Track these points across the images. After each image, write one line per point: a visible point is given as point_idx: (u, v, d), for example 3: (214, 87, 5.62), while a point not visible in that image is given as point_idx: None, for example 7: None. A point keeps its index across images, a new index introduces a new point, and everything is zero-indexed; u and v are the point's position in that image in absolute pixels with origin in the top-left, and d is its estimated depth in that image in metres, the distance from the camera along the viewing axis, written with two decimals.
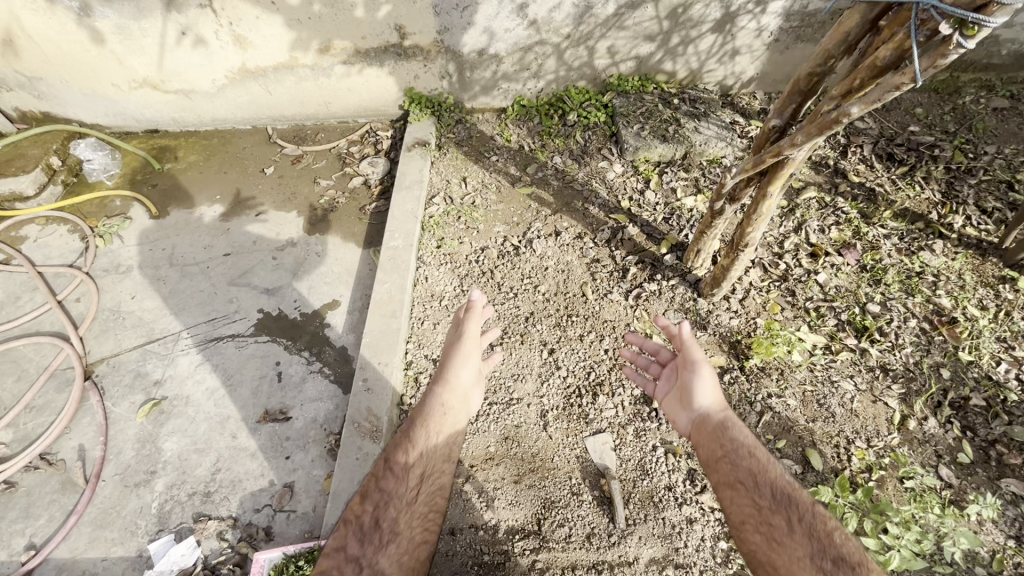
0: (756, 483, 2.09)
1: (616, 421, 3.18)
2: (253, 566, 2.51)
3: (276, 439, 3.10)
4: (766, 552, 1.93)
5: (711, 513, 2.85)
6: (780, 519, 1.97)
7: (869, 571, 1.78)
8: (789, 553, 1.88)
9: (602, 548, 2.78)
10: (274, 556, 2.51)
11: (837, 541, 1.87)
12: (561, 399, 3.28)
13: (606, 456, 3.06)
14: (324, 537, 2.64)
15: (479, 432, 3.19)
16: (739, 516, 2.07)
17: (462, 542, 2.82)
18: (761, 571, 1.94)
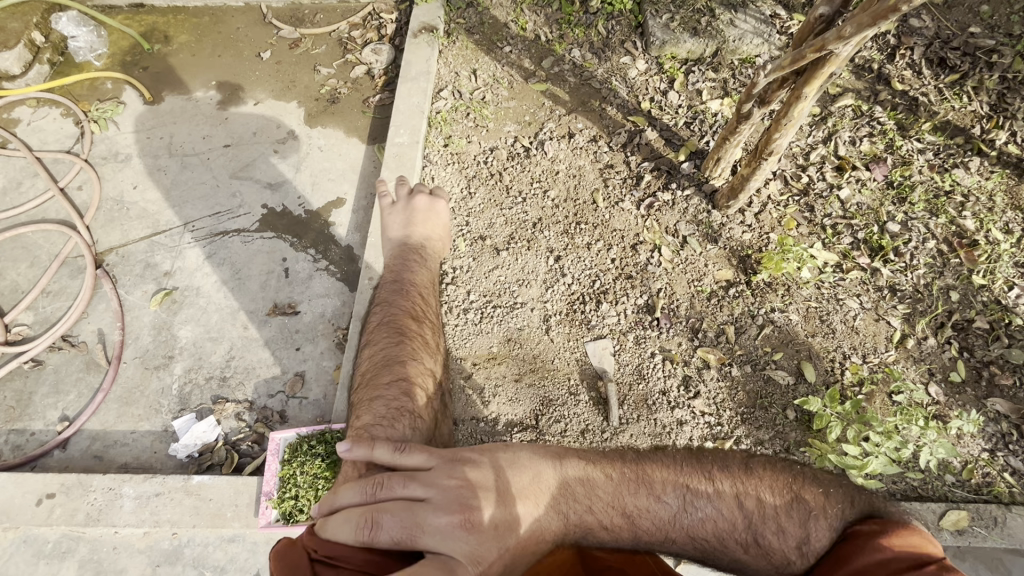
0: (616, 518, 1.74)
1: (617, 328, 3.25)
2: (270, 444, 2.69)
3: (286, 331, 3.20)
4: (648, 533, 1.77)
5: (700, 416, 3.02)
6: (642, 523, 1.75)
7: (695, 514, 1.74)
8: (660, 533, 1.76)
9: (594, 442, 2.95)
10: (291, 436, 2.69)
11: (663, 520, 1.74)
12: (565, 306, 3.31)
13: (606, 361, 3.15)
14: (334, 423, 2.78)
15: (482, 333, 3.26)
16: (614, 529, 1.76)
17: (464, 432, 2.98)
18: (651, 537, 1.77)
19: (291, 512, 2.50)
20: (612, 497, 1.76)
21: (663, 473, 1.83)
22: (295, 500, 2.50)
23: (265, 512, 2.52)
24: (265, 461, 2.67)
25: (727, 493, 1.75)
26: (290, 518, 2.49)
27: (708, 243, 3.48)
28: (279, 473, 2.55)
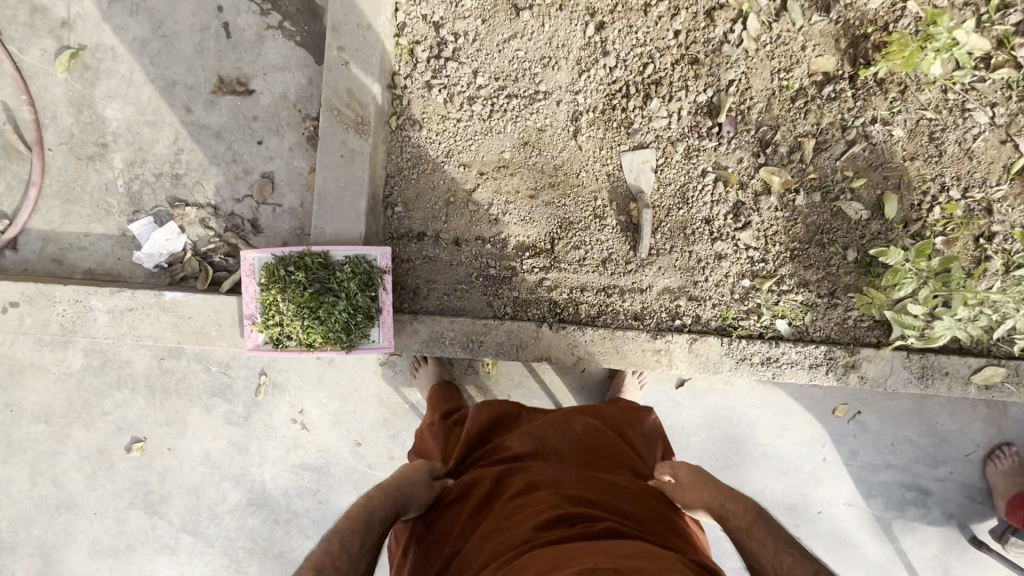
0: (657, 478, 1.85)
1: (665, 135, 2.54)
2: (243, 263, 2.31)
3: (242, 118, 2.50)
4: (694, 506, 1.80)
5: (745, 251, 2.57)
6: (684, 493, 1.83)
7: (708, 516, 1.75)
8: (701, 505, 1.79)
9: (616, 274, 2.57)
10: (267, 257, 2.30)
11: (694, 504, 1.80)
12: (600, 100, 2.53)
13: (646, 174, 2.53)
14: (314, 241, 2.35)
15: (492, 134, 2.55)
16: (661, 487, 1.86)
17: (468, 254, 2.57)
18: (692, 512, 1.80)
19: (279, 336, 2.30)
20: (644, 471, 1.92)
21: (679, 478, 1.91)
22: (281, 327, 2.27)
23: (251, 335, 2.32)
24: (241, 280, 2.34)
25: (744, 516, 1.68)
26: (278, 343, 2.30)
27: (817, 12, 2.50)
28: (259, 299, 2.26)
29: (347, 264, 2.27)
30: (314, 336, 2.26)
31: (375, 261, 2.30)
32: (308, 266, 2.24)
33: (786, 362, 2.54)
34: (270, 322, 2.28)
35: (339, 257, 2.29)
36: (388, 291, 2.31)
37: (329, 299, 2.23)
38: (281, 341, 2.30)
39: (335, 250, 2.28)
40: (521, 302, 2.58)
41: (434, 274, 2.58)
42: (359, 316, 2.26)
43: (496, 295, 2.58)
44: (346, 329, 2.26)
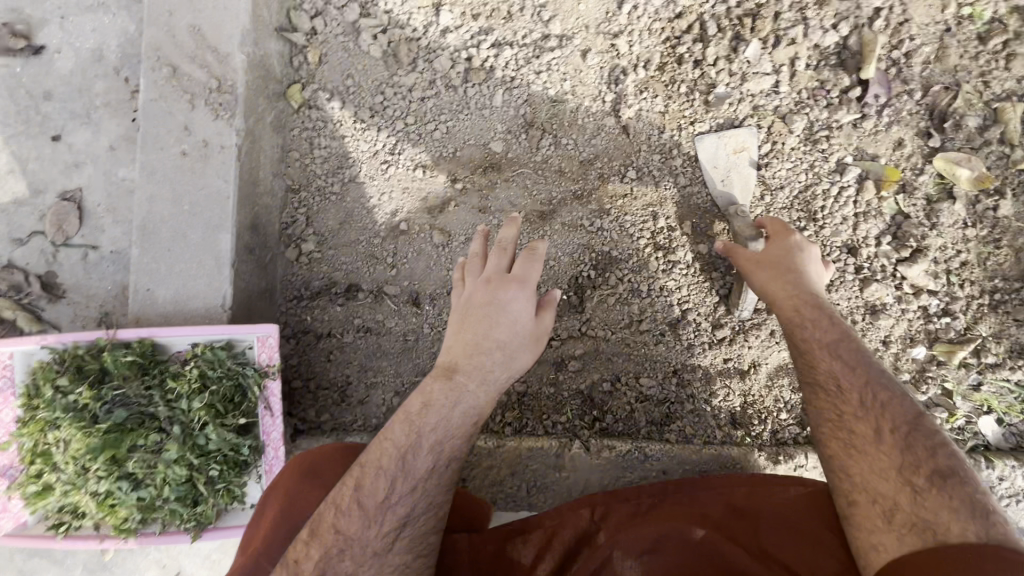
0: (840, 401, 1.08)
1: (768, 105, 1.47)
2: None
3: (23, 95, 1.41)
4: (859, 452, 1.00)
5: (914, 300, 1.49)
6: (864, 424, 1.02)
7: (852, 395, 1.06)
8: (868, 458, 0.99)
9: (697, 346, 1.47)
10: (33, 353, 1.15)
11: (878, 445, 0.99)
12: (655, 49, 1.46)
13: (744, 168, 1.46)
14: (130, 317, 1.21)
15: (471, 110, 1.45)
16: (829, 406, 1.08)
17: (434, 319, 1.47)
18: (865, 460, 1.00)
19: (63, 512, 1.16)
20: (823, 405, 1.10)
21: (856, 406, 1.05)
22: (61, 495, 1.13)
23: (8, 509, 1.15)
24: None
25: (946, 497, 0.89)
26: (59, 527, 1.15)
27: None
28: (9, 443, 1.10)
29: (191, 365, 1.14)
30: (126, 513, 1.12)
31: (249, 351, 1.18)
32: (110, 376, 1.10)
33: (1006, 493, 1.43)
34: (39, 486, 1.13)
35: (180, 349, 1.17)
36: (277, 411, 1.19)
37: (151, 439, 1.10)
38: (61, 523, 1.14)
39: (167, 337, 1.15)
40: (532, 400, 1.48)
41: (376, 360, 1.46)
42: (216, 468, 1.13)
43: None
44: (189, 496, 1.12)
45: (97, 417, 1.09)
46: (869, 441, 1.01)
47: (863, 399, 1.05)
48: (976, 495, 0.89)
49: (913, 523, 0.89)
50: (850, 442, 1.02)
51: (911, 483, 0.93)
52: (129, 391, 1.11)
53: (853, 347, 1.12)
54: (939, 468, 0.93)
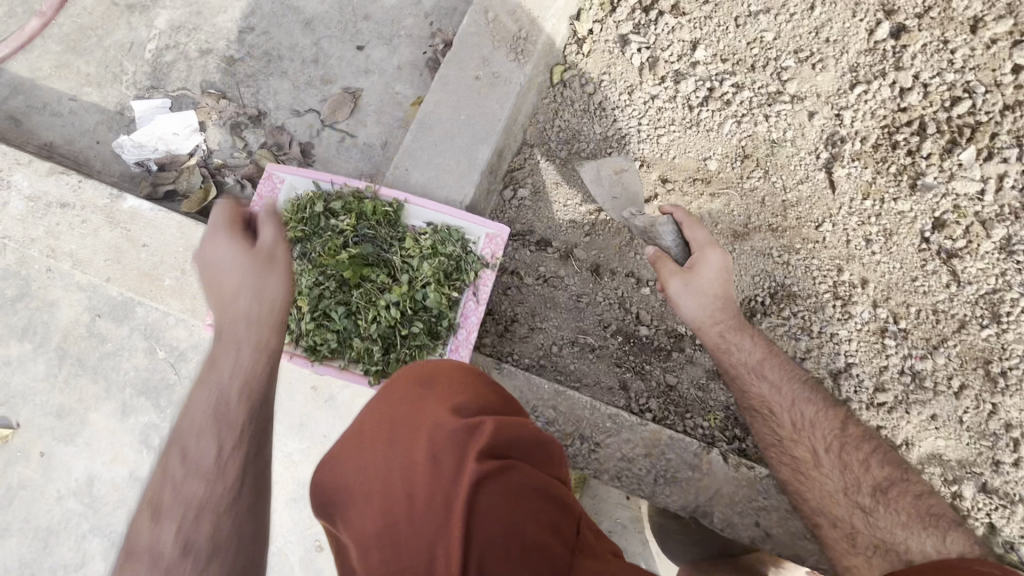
0: (790, 446, 1.31)
1: (970, 207, 1.57)
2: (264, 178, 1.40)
3: (349, 12, 1.74)
4: (817, 496, 1.27)
5: None
6: (807, 450, 1.30)
7: (807, 436, 1.31)
8: (821, 487, 1.27)
9: (852, 402, 1.48)
10: (299, 183, 1.40)
11: (830, 480, 1.27)
12: (873, 130, 1.62)
13: (632, 185, 1.56)
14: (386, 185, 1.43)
15: (697, 129, 1.64)
16: (789, 444, 1.31)
17: (609, 292, 1.56)
18: (825, 502, 1.26)
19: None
20: (782, 449, 1.32)
21: (815, 449, 1.30)
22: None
23: None
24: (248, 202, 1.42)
25: (897, 514, 1.22)
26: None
27: None
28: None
29: (428, 234, 1.34)
30: (327, 336, 1.32)
31: (473, 245, 1.37)
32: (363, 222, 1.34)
33: None
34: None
35: (417, 223, 1.37)
36: (481, 301, 1.36)
37: (378, 280, 1.31)
38: None
39: (416, 207, 1.36)
40: (675, 397, 1.49)
41: (545, 308, 1.55)
42: (416, 326, 1.32)
43: (636, 371, 1.50)
44: (387, 341, 1.32)
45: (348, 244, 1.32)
46: (814, 466, 1.29)
47: (797, 424, 1.33)
48: (911, 496, 1.24)
49: (878, 545, 1.21)
50: (801, 471, 1.30)
51: (861, 504, 1.25)
52: (377, 235, 1.32)
53: (779, 365, 1.37)
54: (877, 485, 1.26)
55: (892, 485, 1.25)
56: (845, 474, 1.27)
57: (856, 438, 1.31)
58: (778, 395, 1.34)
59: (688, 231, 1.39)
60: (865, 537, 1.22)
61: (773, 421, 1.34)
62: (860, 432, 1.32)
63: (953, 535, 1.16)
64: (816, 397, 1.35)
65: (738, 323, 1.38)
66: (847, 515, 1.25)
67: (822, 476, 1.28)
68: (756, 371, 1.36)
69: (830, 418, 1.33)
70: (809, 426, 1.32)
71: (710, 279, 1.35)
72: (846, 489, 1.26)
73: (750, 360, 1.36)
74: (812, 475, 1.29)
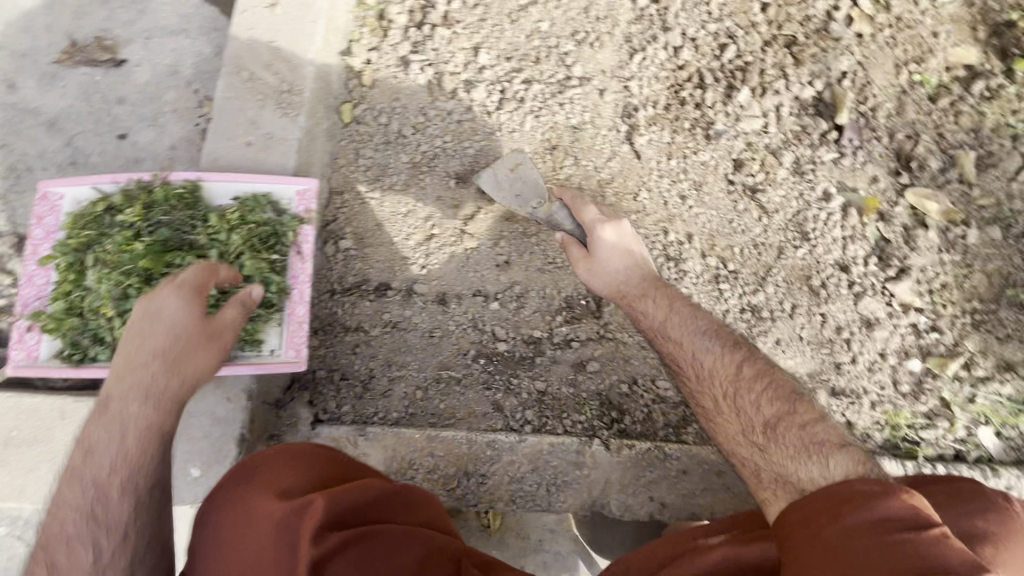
0: (697, 397, 1.22)
1: (759, 142, 1.69)
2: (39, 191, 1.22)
3: (98, 101, 1.56)
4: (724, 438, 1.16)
5: (905, 316, 1.61)
6: (711, 400, 1.20)
7: (714, 385, 1.20)
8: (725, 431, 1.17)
9: None
10: (80, 194, 1.22)
11: (738, 425, 1.15)
12: (661, 93, 1.70)
13: (529, 176, 1.52)
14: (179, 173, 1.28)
15: (501, 132, 1.63)
16: (698, 389, 1.23)
17: (459, 317, 1.53)
18: (735, 447, 1.14)
19: (79, 342, 1.17)
20: (692, 401, 1.24)
21: (720, 396, 1.19)
22: (86, 318, 1.17)
23: (26, 341, 1.18)
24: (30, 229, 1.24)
25: (791, 449, 1.05)
26: (74, 355, 1.16)
27: None
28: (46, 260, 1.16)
29: (234, 208, 1.24)
30: None
31: (286, 204, 1.29)
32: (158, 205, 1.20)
33: None
34: (64, 310, 1.17)
35: (219, 200, 1.26)
36: (307, 258, 1.26)
37: (186, 263, 1.17)
38: (79, 347, 1.17)
39: (212, 180, 1.25)
40: (548, 399, 1.50)
41: (400, 354, 1.50)
42: None
43: (506, 388, 1.49)
44: None
45: (141, 234, 1.17)
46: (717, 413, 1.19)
47: (699, 373, 1.23)
48: (818, 433, 1.05)
49: (777, 479, 1.04)
50: (713, 419, 1.19)
51: (757, 444, 1.10)
52: (174, 218, 1.19)
53: (686, 317, 1.30)
54: (768, 421, 1.11)
55: (782, 420, 1.09)
56: (753, 421, 1.13)
57: (751, 377, 1.18)
58: (681, 346, 1.27)
59: (579, 213, 1.46)
60: (767, 475, 1.06)
61: (683, 366, 1.26)
62: (760, 368, 1.19)
63: (851, 459, 0.99)
64: (718, 340, 1.24)
65: (648, 283, 1.38)
66: (750, 467, 1.10)
67: (727, 421, 1.16)
68: (659, 335, 1.31)
69: (729, 360, 1.22)
70: (715, 373, 1.21)
71: (609, 250, 1.40)
72: (748, 433, 1.12)
73: (652, 320, 1.32)
74: (721, 423, 1.17)
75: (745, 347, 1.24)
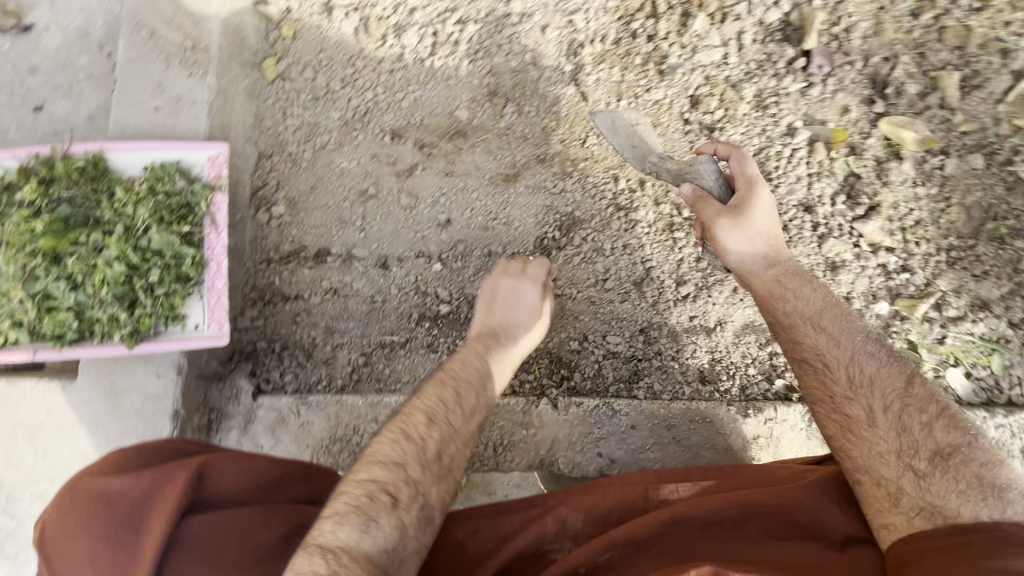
0: (839, 403, 1.08)
1: (717, 75, 1.55)
2: None
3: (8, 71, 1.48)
4: (861, 452, 1.02)
5: (873, 256, 1.52)
6: (858, 407, 1.06)
7: (869, 395, 1.06)
8: (864, 445, 1.02)
9: (661, 301, 1.48)
10: None
11: (890, 443, 1.01)
12: (611, 26, 1.56)
13: (649, 138, 1.53)
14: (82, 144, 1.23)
15: (437, 80, 1.53)
16: (839, 394, 1.08)
17: (400, 280, 1.48)
18: (877, 470, 1.00)
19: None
20: (830, 408, 1.09)
21: (872, 405, 1.05)
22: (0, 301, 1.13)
23: None
24: None
25: (943, 484, 0.93)
26: None
27: None
28: None
29: (141, 179, 1.19)
30: (62, 319, 1.13)
31: (196, 171, 1.22)
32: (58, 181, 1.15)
33: None
34: None
35: (126, 170, 1.20)
36: (222, 227, 1.21)
37: (92, 240, 1.14)
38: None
39: (116, 148, 1.18)
40: None
41: (341, 322, 1.47)
42: (157, 273, 1.16)
43: (450, 351, 1.46)
44: (129, 301, 1.16)
45: (42, 212, 1.14)
46: (864, 426, 1.04)
47: (850, 378, 1.08)
48: (983, 471, 0.94)
49: (924, 507, 0.93)
50: (847, 428, 1.06)
51: (912, 467, 0.97)
52: (77, 194, 1.16)
53: (839, 317, 1.15)
54: (939, 450, 0.97)
55: (957, 450, 0.96)
56: (908, 438, 1.00)
57: (920, 398, 1.03)
58: (834, 345, 1.12)
59: (740, 166, 1.30)
60: (910, 501, 0.94)
61: (822, 366, 1.12)
62: (922, 389, 1.05)
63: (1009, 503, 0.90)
64: (881, 354, 1.10)
65: (793, 269, 1.24)
66: (885, 486, 0.98)
67: (873, 435, 1.02)
68: (793, 329, 1.17)
69: (896, 371, 1.07)
70: (868, 380, 1.07)
71: (760, 219, 1.25)
72: (901, 453, 0.99)
73: (810, 309, 1.17)
74: (865, 433, 1.03)
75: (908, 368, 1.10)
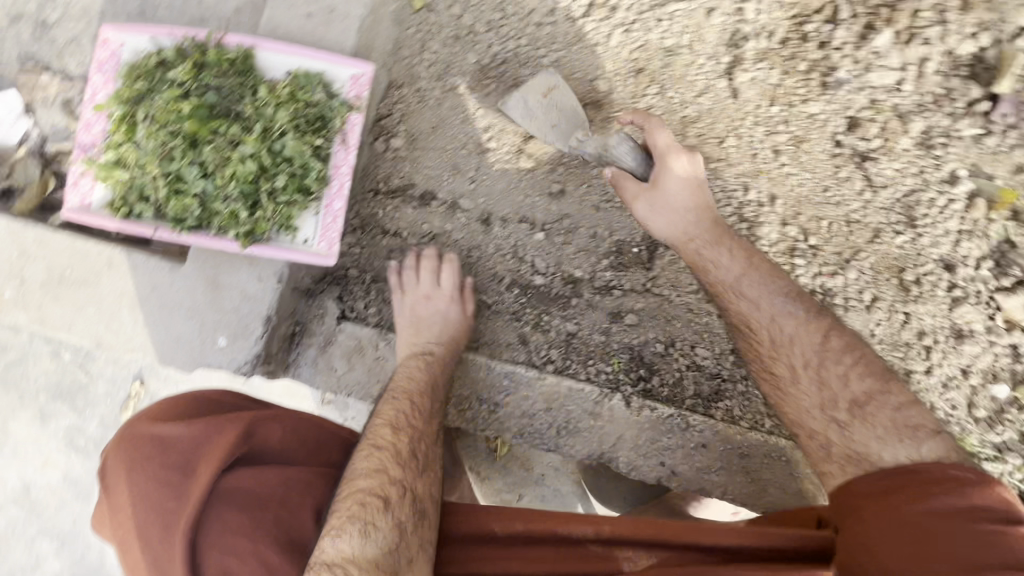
0: (771, 366, 1.21)
1: (890, 101, 1.37)
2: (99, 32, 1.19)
3: None
4: (802, 408, 1.17)
5: (1007, 334, 1.38)
6: (785, 365, 1.19)
7: (801, 356, 1.19)
8: (796, 399, 1.18)
9: None
10: (137, 42, 1.18)
11: (820, 400, 1.16)
12: (781, 22, 1.38)
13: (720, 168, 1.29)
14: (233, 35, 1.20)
15: (584, 44, 1.44)
16: (769, 358, 1.21)
17: (501, 241, 1.46)
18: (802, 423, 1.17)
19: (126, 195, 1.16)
20: (764, 366, 1.22)
21: (810, 365, 1.18)
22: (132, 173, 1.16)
23: (80, 185, 1.17)
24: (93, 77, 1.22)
25: (864, 433, 1.10)
26: (120, 208, 1.16)
27: None
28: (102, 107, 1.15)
29: (285, 82, 1.18)
30: (187, 203, 1.15)
31: (338, 88, 1.21)
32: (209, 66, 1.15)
33: None
34: (113, 161, 1.16)
35: (272, 72, 1.20)
36: (352, 150, 1.22)
37: (229, 132, 1.14)
38: (126, 201, 1.16)
39: (267, 48, 1.19)
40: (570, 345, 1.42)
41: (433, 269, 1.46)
42: (283, 180, 1.16)
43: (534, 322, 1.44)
44: (252, 201, 1.16)
45: (189, 94, 1.14)
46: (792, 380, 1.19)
47: (772, 337, 1.21)
48: (902, 417, 1.10)
49: (853, 456, 1.10)
50: (783, 388, 1.20)
51: (838, 420, 1.14)
52: (224, 83, 1.15)
53: (763, 273, 1.24)
54: (856, 398, 1.14)
55: (872, 397, 1.13)
56: (841, 397, 1.15)
57: (840, 352, 1.18)
58: (756, 309, 1.22)
59: (651, 137, 1.29)
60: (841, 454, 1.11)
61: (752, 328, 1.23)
62: (848, 340, 1.20)
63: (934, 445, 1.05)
64: (792, 308, 1.21)
65: (713, 236, 1.27)
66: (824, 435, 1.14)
67: (812, 393, 1.17)
68: (727, 295, 1.25)
69: (813, 329, 1.20)
70: (795, 340, 1.19)
71: (673, 191, 1.28)
72: (830, 406, 1.15)
73: (726, 275, 1.25)
74: (796, 392, 1.17)
75: (825, 317, 1.22)
